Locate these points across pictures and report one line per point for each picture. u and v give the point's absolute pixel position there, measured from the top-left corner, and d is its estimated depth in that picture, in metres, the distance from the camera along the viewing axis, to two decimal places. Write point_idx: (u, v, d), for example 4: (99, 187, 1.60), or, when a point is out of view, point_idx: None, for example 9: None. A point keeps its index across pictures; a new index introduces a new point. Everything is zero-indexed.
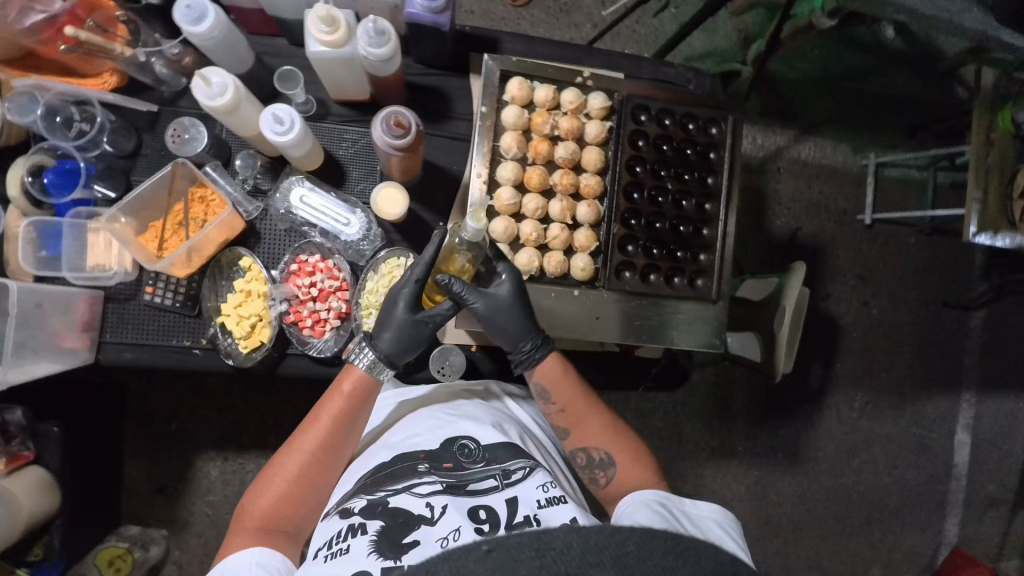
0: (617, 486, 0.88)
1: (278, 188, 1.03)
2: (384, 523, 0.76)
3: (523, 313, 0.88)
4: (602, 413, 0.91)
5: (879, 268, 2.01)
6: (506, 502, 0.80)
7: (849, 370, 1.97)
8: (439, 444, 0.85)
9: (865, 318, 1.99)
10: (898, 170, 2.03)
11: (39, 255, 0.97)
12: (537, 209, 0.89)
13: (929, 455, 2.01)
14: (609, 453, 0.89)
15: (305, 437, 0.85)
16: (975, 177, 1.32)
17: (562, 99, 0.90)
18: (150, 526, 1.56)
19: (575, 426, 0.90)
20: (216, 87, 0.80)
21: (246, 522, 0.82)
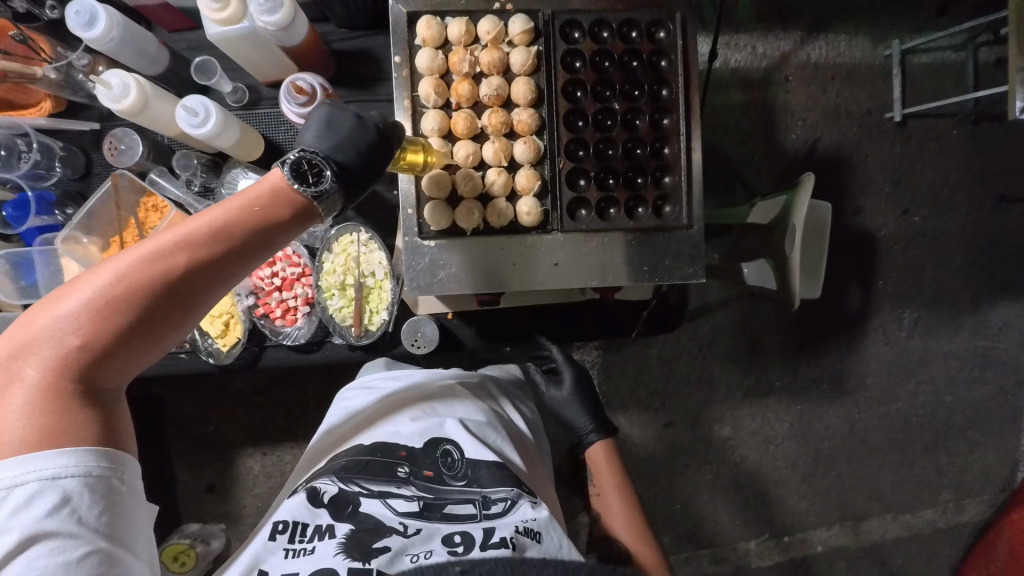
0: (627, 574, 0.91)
1: (223, 183, 1.02)
2: (353, 527, 0.70)
3: (585, 407, 1.13)
4: (628, 505, 1.02)
5: (917, 170, 1.79)
6: (483, 528, 0.72)
7: (893, 287, 1.79)
8: (421, 446, 0.81)
9: (906, 227, 1.79)
10: (930, 54, 1.78)
11: (19, 285, 1.00)
12: (469, 156, 0.84)
13: (997, 367, 1.82)
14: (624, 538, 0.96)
15: (147, 258, 0.57)
16: (1016, 45, 1.11)
17: (478, 30, 0.83)
18: (207, 522, 1.67)
19: (604, 513, 1.03)
20: (117, 88, 0.83)
21: (37, 351, 0.55)
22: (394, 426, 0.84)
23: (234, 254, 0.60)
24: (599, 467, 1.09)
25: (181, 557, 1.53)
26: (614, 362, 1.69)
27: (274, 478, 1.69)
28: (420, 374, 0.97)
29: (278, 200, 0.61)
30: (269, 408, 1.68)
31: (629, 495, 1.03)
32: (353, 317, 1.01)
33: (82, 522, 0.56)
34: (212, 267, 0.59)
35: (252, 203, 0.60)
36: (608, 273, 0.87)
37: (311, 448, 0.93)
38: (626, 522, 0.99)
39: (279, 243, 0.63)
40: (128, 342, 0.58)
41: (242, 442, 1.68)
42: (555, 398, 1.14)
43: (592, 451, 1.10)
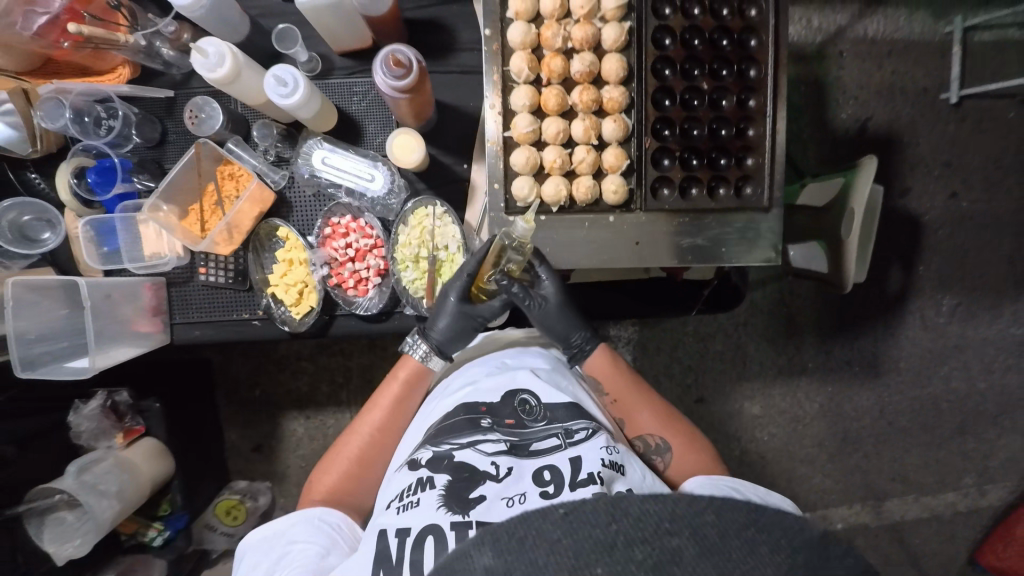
0: (675, 467, 0.92)
1: (298, 154, 1.03)
2: (450, 478, 0.76)
3: (572, 314, 0.97)
4: (649, 399, 0.98)
5: (970, 152, 1.75)
6: (570, 460, 0.78)
7: (934, 272, 1.78)
8: (499, 399, 0.85)
9: (953, 212, 1.76)
10: (992, 31, 1.71)
11: (100, 251, 1.03)
12: (558, 134, 0.83)
13: None
14: (661, 436, 0.94)
15: (363, 418, 0.97)
16: None
17: (571, 4, 0.82)
18: (255, 480, 1.88)
19: (626, 416, 0.98)
20: (213, 57, 0.80)
21: (311, 495, 0.92)
22: (474, 385, 0.88)
23: (399, 405, 0.97)
24: (601, 373, 0.99)
25: (232, 512, 1.76)
26: (651, 338, 1.72)
27: (317, 441, 1.90)
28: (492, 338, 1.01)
29: (417, 371, 0.98)
30: (313, 373, 1.87)
31: (647, 393, 0.99)
32: (426, 290, 1.04)
33: (312, 535, 0.82)
34: (391, 415, 0.97)
35: (406, 374, 0.98)
36: (686, 255, 0.88)
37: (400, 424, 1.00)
38: (654, 416, 0.96)
39: (423, 390, 0.99)
40: (356, 470, 0.93)
41: (290, 406, 1.89)
42: (540, 313, 0.94)
43: (589, 360, 0.99)
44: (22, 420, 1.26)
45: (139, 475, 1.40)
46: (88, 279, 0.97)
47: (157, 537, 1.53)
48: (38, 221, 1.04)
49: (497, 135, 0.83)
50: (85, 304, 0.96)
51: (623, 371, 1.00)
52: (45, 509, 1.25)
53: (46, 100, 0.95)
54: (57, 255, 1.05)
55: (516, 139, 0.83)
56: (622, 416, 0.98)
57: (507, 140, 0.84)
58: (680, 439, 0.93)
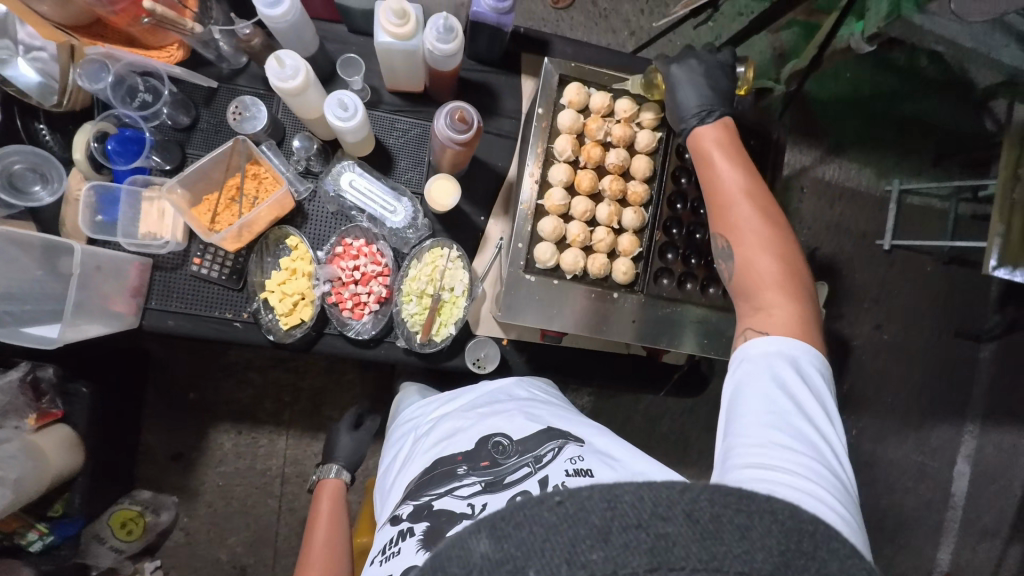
0: (737, 277, 0.80)
1: (329, 171, 1.06)
2: (429, 524, 0.77)
3: (706, 91, 0.88)
4: (751, 195, 0.82)
5: (894, 293, 2.02)
6: (539, 482, 0.78)
7: (854, 391, 2.00)
8: (474, 445, 0.85)
9: (875, 341, 2.01)
10: (921, 197, 2.04)
11: (95, 219, 0.99)
12: (585, 211, 0.93)
13: (928, 482, 2.01)
14: (738, 242, 0.80)
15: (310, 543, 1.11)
16: (999, 213, 1.40)
17: (616, 107, 0.94)
18: (161, 492, 1.72)
19: (720, 213, 0.83)
20: (288, 69, 0.82)
21: None
22: (450, 438, 0.89)
23: (332, 511, 1.16)
24: (704, 147, 0.86)
25: (128, 525, 1.61)
26: (604, 410, 1.79)
27: (244, 460, 1.77)
28: (463, 390, 1.02)
29: (334, 489, 1.21)
30: (259, 386, 1.77)
31: (759, 196, 0.81)
32: (424, 325, 1.05)
33: None
34: (329, 523, 1.14)
35: (325, 495, 1.20)
36: (676, 339, 0.96)
37: (382, 484, 0.98)
38: (750, 211, 0.80)
39: (343, 499, 1.21)
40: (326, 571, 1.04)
41: (224, 416, 1.77)
42: (673, 75, 0.89)
43: (701, 131, 0.87)
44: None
45: (44, 462, 1.28)
46: (84, 247, 0.92)
47: (37, 541, 1.37)
48: (30, 172, 0.99)
49: (530, 200, 0.92)
50: (74, 270, 0.91)
51: (734, 150, 0.85)
52: None
53: (90, 61, 0.94)
54: (41, 212, 1.00)
55: (548, 208, 0.92)
56: (712, 206, 0.84)
57: (540, 206, 0.92)
58: (758, 233, 0.79)
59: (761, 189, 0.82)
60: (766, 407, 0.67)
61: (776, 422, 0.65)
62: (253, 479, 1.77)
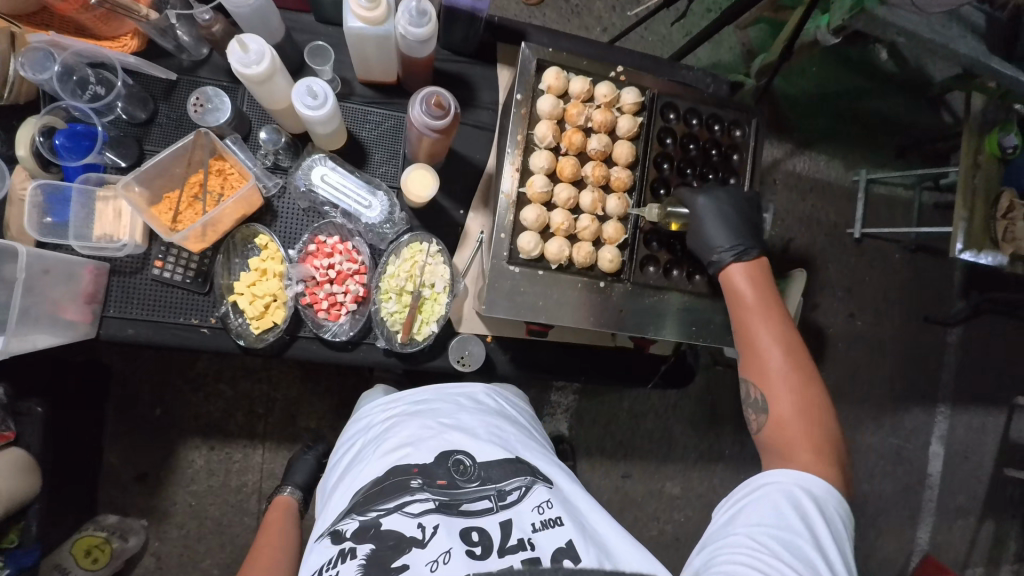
0: (767, 433, 0.83)
1: (299, 165, 1.01)
2: (374, 547, 0.77)
3: (734, 222, 0.90)
4: (784, 352, 0.84)
5: (865, 282, 2.07)
6: (500, 525, 0.80)
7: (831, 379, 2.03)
8: (433, 459, 0.84)
9: (849, 329, 2.05)
10: (887, 187, 2.09)
11: (44, 221, 0.92)
12: (569, 199, 0.90)
13: (905, 465, 2.05)
14: (771, 395, 0.83)
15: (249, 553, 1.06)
16: (962, 200, 1.43)
17: (596, 91, 0.92)
18: (127, 516, 1.62)
19: (750, 356, 0.86)
20: (253, 54, 0.78)
21: None
22: (410, 446, 0.87)
23: (278, 521, 1.13)
24: (737, 289, 0.89)
25: (93, 552, 1.53)
26: (588, 409, 1.77)
27: (217, 477, 1.68)
28: (422, 391, 0.98)
29: (283, 504, 1.19)
30: (231, 399, 1.70)
31: (796, 353, 0.84)
32: (404, 324, 1.01)
33: None
34: (273, 531, 1.10)
35: (273, 509, 1.18)
36: (664, 326, 0.94)
37: (325, 484, 0.97)
38: (783, 364, 0.84)
39: (291, 512, 1.17)
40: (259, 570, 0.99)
41: (194, 433, 1.68)
42: (699, 207, 0.91)
43: (733, 276, 0.90)
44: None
45: None
46: (31, 249, 0.85)
47: None
48: None
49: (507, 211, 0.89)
50: (18, 276, 0.84)
51: (772, 300, 0.88)
52: None
53: (35, 50, 0.88)
54: None
55: (530, 196, 0.89)
56: (745, 354, 0.87)
57: (521, 195, 0.90)
58: (793, 390, 0.82)
59: (798, 346, 0.85)
60: (776, 523, 0.74)
61: (782, 540, 0.71)
62: (228, 497, 1.68)
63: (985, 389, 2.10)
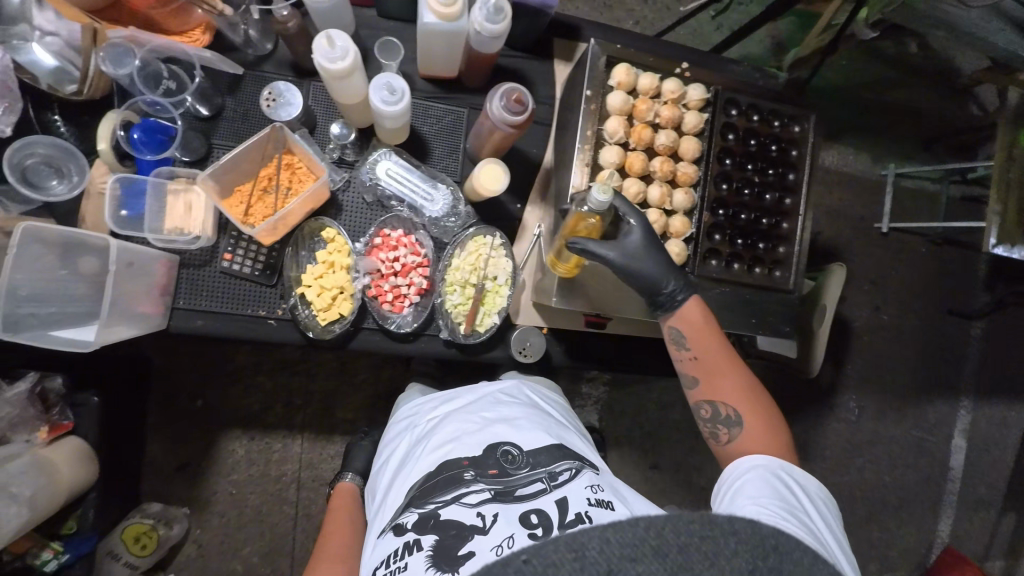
0: (738, 445, 0.84)
1: (365, 159, 1.02)
2: (438, 537, 0.77)
3: (660, 259, 0.89)
4: (738, 369, 0.88)
5: (890, 275, 2.08)
6: (557, 503, 0.79)
7: (855, 372, 2.04)
8: (482, 450, 0.85)
9: (874, 323, 2.06)
10: (915, 180, 2.09)
11: (119, 214, 0.94)
12: (638, 194, 0.92)
13: (927, 456, 2.07)
14: (738, 411, 0.85)
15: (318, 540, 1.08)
16: (998, 193, 1.39)
17: (663, 87, 0.94)
18: (170, 505, 1.65)
19: (704, 379, 0.89)
20: (338, 50, 0.79)
21: None
22: (455, 440, 0.88)
23: (343, 508, 1.15)
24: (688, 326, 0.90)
25: (142, 539, 1.54)
26: (618, 399, 1.80)
27: (257, 467, 1.71)
28: (458, 391, 1.01)
29: (345, 491, 1.21)
30: (270, 391, 1.72)
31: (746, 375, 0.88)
32: (467, 316, 1.03)
33: None
34: (340, 518, 1.12)
35: (337, 495, 1.20)
36: (723, 317, 0.97)
37: (375, 487, 0.98)
38: (737, 385, 0.87)
39: (354, 498, 1.19)
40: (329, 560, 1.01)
41: (233, 424, 1.71)
42: (621, 252, 0.88)
43: (682, 310, 0.91)
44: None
45: (56, 475, 1.20)
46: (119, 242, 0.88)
47: (51, 561, 1.29)
48: (45, 167, 0.93)
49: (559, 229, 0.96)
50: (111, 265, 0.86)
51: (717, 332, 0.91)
52: None
53: (114, 46, 0.89)
54: (56, 208, 0.95)
55: (599, 191, 0.91)
56: (700, 381, 0.89)
57: (591, 190, 0.92)
58: (751, 409, 0.85)
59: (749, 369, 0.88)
60: (776, 496, 0.75)
61: (784, 506, 0.74)
62: (268, 486, 1.71)
63: (1010, 383, 2.10)
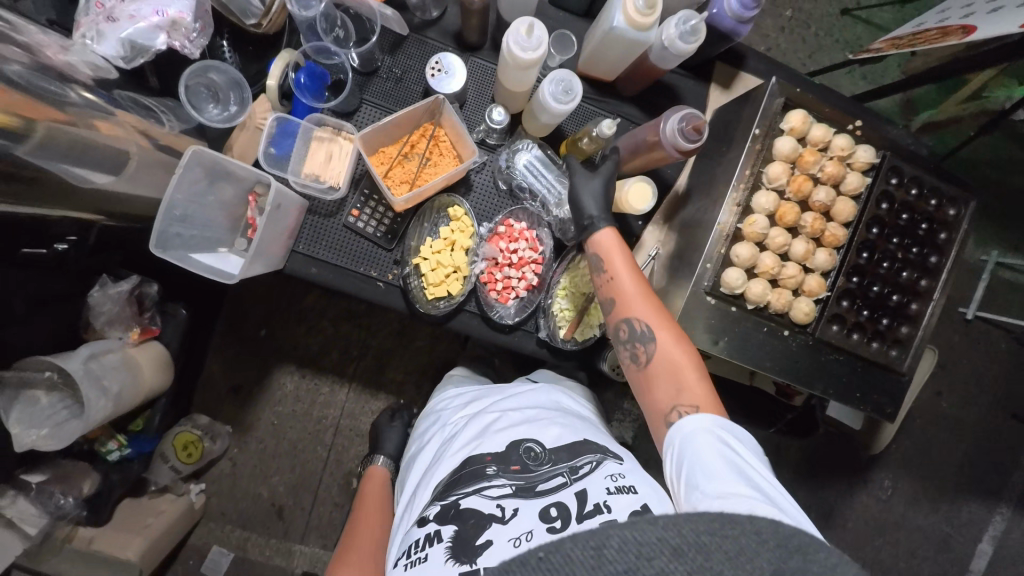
0: (654, 367, 0.77)
1: (507, 146, 1.02)
2: (457, 529, 0.72)
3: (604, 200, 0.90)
4: (652, 299, 0.81)
5: (960, 362, 1.88)
6: (577, 496, 0.72)
7: (900, 452, 1.89)
8: (505, 446, 0.79)
9: (929, 407, 1.88)
10: (1015, 273, 1.87)
11: (269, 151, 0.95)
12: (782, 245, 0.90)
13: (949, 553, 1.88)
14: (653, 333, 0.78)
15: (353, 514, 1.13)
16: None
17: (833, 142, 0.91)
18: (216, 421, 1.68)
19: (616, 300, 0.83)
20: (534, 41, 0.78)
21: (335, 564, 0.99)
22: (480, 439, 0.82)
23: (375, 487, 1.19)
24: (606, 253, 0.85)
25: (188, 448, 1.57)
26: None
27: (302, 405, 1.73)
28: (493, 392, 0.97)
29: (376, 476, 1.24)
30: (325, 338, 1.75)
31: (662, 308, 0.80)
32: (571, 323, 1.03)
33: None
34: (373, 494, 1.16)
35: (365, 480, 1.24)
36: (829, 383, 0.96)
37: (405, 483, 0.93)
38: (651, 315, 0.80)
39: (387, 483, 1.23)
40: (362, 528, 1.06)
41: (291, 359, 1.73)
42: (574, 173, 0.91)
43: (594, 237, 0.87)
44: (45, 273, 1.06)
45: (140, 379, 1.23)
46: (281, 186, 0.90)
47: (115, 452, 1.33)
48: (205, 90, 0.95)
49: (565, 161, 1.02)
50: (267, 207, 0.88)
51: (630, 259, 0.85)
52: (27, 381, 1.07)
53: None
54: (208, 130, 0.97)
55: (745, 234, 0.90)
56: (614, 309, 0.83)
57: (736, 230, 0.90)
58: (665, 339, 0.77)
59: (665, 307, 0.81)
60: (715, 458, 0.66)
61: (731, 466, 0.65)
62: (306, 424, 1.72)
63: None
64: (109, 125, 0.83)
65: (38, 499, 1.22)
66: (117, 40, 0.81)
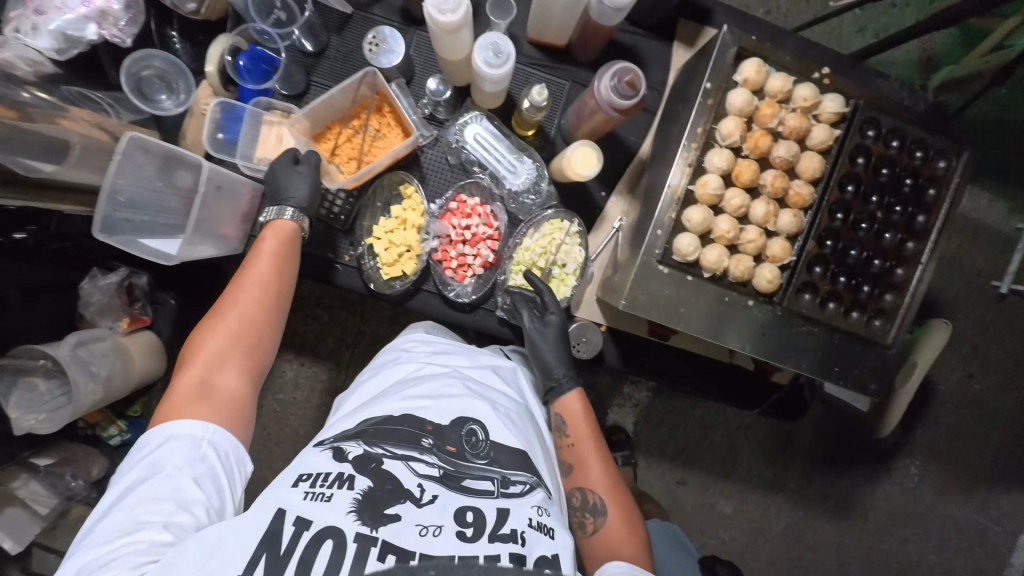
0: (601, 539, 0.82)
1: (455, 120, 1.00)
2: (371, 485, 0.68)
3: (563, 350, 0.95)
4: (608, 466, 0.87)
5: (999, 341, 1.68)
6: (497, 511, 0.69)
7: (928, 440, 1.70)
8: (449, 420, 0.76)
9: (962, 392, 1.69)
10: None
11: (217, 136, 0.95)
12: (739, 207, 0.86)
13: (986, 546, 1.74)
14: (605, 503, 0.83)
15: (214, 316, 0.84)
16: None
17: (795, 93, 0.86)
18: None
19: (576, 466, 0.87)
20: (450, 2, 0.75)
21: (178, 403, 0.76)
22: (427, 399, 0.79)
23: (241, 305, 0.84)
24: (575, 418, 0.89)
25: None
26: (658, 409, 1.63)
27: None
28: (452, 348, 0.92)
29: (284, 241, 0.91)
30: None
31: (615, 477, 0.86)
32: None
33: None
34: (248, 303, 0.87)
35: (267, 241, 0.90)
36: (802, 359, 0.88)
37: (340, 408, 0.88)
38: (604, 482, 0.85)
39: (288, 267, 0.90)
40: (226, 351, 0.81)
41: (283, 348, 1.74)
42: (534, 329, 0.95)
43: (565, 399, 0.91)
44: None
45: (128, 365, 1.18)
46: (212, 165, 0.90)
47: (116, 437, 1.25)
48: (157, 80, 0.97)
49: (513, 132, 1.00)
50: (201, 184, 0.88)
51: (594, 427, 0.90)
52: (21, 368, 1.04)
53: None
54: (164, 121, 0.99)
55: (698, 196, 0.85)
56: (571, 467, 0.87)
57: (688, 193, 0.86)
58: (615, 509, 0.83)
59: (618, 477, 0.87)
60: None
61: None
62: None
63: None
64: (66, 120, 0.86)
65: (46, 480, 1.18)
66: (47, 33, 0.86)
